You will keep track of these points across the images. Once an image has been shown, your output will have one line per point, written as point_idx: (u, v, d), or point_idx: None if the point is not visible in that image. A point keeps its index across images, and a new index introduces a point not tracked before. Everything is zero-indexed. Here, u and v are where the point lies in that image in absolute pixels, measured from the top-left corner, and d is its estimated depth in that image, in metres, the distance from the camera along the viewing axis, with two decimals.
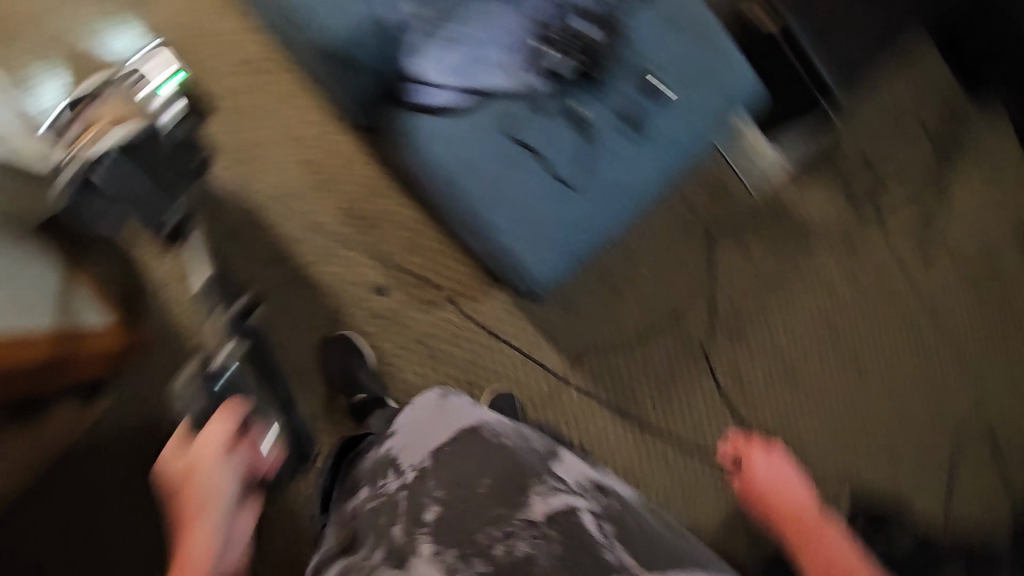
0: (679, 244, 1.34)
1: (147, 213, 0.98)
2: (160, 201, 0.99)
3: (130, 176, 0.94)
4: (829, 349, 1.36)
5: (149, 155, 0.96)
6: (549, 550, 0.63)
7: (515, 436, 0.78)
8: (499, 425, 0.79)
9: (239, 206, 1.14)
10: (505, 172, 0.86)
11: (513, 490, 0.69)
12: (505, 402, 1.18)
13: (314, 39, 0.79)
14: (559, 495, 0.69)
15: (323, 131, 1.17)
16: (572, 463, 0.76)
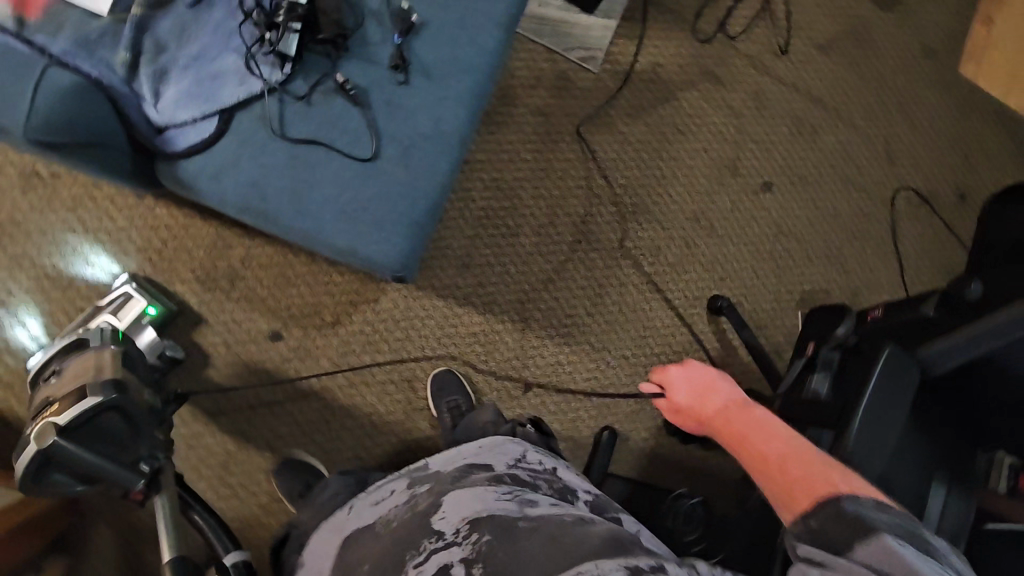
0: (549, 153, 1.29)
1: (104, 468, 0.77)
2: (140, 438, 0.82)
3: (117, 425, 0.81)
4: (727, 179, 1.39)
5: (117, 426, 0.81)
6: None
7: (407, 506, 0.83)
8: (395, 504, 0.85)
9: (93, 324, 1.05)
10: (301, 176, 0.79)
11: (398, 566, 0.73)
12: (450, 377, 1.17)
13: (18, 138, 0.67)
14: (435, 554, 0.72)
15: (140, 210, 1.08)
16: (451, 504, 0.78)
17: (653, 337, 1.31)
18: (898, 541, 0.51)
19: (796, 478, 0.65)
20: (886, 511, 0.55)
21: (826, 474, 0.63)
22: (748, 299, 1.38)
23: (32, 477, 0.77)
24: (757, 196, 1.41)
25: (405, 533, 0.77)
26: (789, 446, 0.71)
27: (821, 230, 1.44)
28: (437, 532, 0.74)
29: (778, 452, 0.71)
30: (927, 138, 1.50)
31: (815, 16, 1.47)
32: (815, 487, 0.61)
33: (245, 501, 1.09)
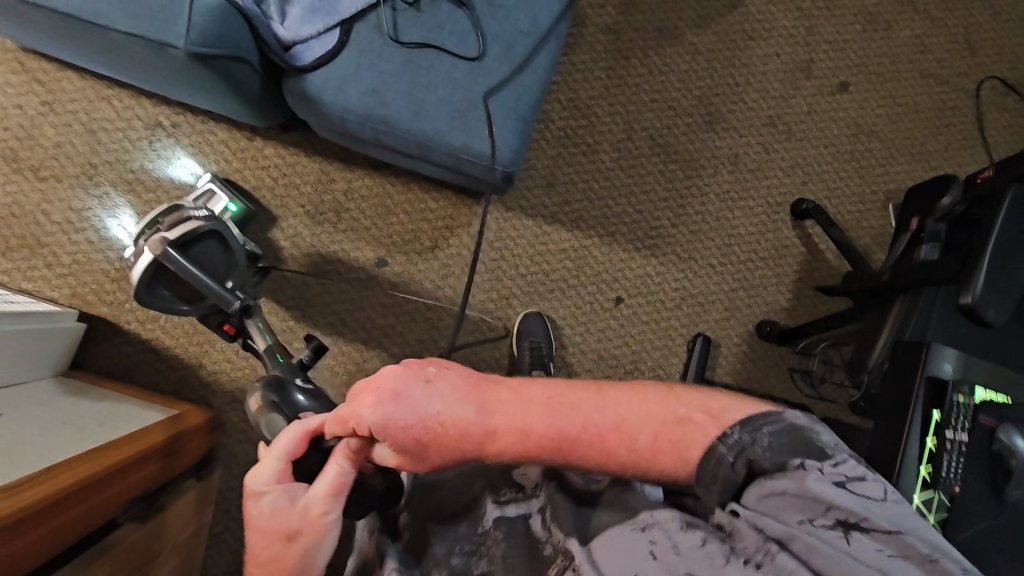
0: (621, 69, 1.31)
1: (206, 289, 0.85)
2: (234, 269, 0.91)
3: (216, 256, 0.90)
4: (803, 82, 1.37)
5: (214, 253, 0.89)
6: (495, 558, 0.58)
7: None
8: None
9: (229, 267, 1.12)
10: (417, 77, 0.85)
11: (472, 502, 0.66)
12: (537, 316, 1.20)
13: (178, 50, 0.73)
14: (513, 504, 0.64)
15: (252, 152, 1.16)
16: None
17: (740, 244, 1.31)
18: (803, 464, 0.50)
19: (635, 439, 0.56)
20: (754, 428, 0.53)
21: (644, 421, 0.57)
22: (832, 199, 1.35)
23: (146, 286, 0.86)
24: (834, 96, 1.37)
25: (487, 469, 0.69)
26: (534, 415, 0.58)
27: (904, 127, 1.39)
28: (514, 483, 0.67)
29: (564, 429, 0.57)
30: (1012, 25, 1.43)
31: None
32: (678, 442, 0.55)
33: None
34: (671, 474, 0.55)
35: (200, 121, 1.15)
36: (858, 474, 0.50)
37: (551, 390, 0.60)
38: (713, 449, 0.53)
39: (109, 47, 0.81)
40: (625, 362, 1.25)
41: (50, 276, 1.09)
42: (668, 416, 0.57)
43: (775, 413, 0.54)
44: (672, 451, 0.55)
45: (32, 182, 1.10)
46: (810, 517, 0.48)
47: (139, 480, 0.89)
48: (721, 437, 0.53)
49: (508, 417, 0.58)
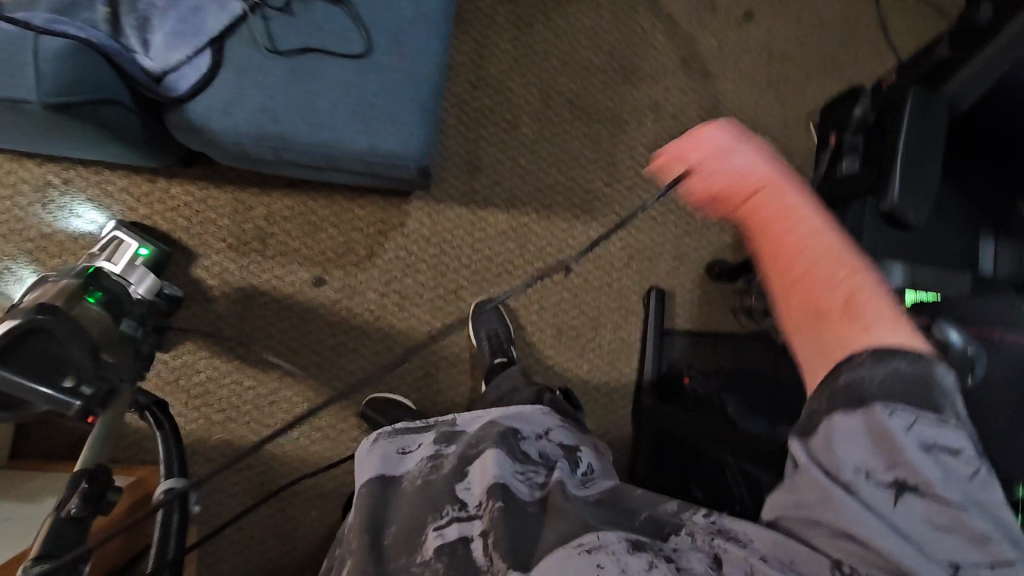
0: (526, 37, 1.28)
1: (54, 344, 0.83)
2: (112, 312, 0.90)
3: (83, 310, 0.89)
4: (708, 18, 1.36)
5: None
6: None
7: (433, 464, 0.70)
8: (420, 460, 0.71)
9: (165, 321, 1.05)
10: (307, 85, 0.81)
11: (414, 529, 0.62)
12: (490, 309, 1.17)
13: (33, 104, 0.69)
14: (455, 525, 0.62)
15: (159, 194, 1.10)
16: (478, 471, 0.66)
17: (675, 191, 1.30)
18: (895, 410, 0.49)
19: (831, 310, 0.56)
20: (885, 361, 0.51)
21: (810, 302, 0.57)
22: (757, 130, 1.36)
23: None
24: (741, 27, 1.37)
25: (430, 492, 0.66)
26: (808, 241, 0.60)
27: (813, 45, 1.40)
28: (454, 505, 0.64)
29: (789, 242, 0.61)
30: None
31: None
32: (832, 308, 0.56)
33: (334, 441, 1.11)
34: (803, 361, 0.58)
35: (94, 172, 1.08)
36: (951, 446, 0.48)
37: (810, 232, 0.61)
38: (847, 355, 0.53)
39: None
40: (586, 330, 1.24)
41: None
42: (846, 287, 0.57)
43: (922, 361, 0.50)
44: (828, 335, 0.55)
45: None
46: (869, 470, 0.48)
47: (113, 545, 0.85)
48: (849, 367, 0.52)
49: (779, 207, 0.63)
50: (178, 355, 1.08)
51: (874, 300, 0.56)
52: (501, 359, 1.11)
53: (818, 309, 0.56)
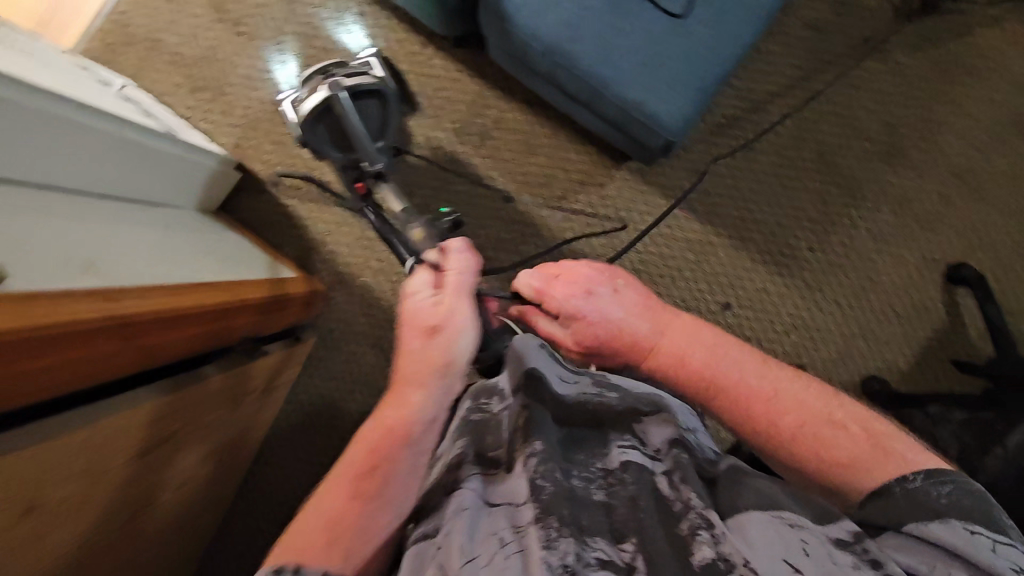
0: (808, 72, 1.22)
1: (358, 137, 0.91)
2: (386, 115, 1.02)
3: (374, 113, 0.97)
4: (1011, 139, 1.21)
5: (371, 110, 0.96)
6: (624, 495, 0.58)
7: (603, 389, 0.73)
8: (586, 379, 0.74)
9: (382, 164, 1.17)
10: (614, 22, 0.85)
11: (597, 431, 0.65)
12: None
13: None
14: (640, 449, 0.63)
15: (422, 59, 1.20)
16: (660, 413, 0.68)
17: (878, 290, 1.20)
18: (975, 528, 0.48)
19: (788, 428, 0.60)
20: (944, 485, 0.51)
21: (818, 444, 0.58)
22: (1003, 275, 1.19)
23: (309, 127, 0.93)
24: None
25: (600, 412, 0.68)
26: (740, 372, 0.63)
27: None
28: (639, 428, 0.66)
29: (735, 392, 0.63)
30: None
31: None
32: (848, 455, 0.57)
33: None
34: (849, 483, 0.57)
35: (385, 18, 1.20)
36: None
37: (726, 354, 0.65)
38: (881, 486, 0.54)
39: None
40: None
41: (222, 123, 1.19)
42: (824, 413, 0.60)
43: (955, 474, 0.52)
44: (850, 468, 0.57)
45: (231, 35, 1.20)
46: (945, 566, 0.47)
47: (247, 324, 0.90)
48: (902, 481, 0.53)
49: (688, 346, 0.66)
50: None
51: (845, 425, 0.59)
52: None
53: (835, 467, 0.57)
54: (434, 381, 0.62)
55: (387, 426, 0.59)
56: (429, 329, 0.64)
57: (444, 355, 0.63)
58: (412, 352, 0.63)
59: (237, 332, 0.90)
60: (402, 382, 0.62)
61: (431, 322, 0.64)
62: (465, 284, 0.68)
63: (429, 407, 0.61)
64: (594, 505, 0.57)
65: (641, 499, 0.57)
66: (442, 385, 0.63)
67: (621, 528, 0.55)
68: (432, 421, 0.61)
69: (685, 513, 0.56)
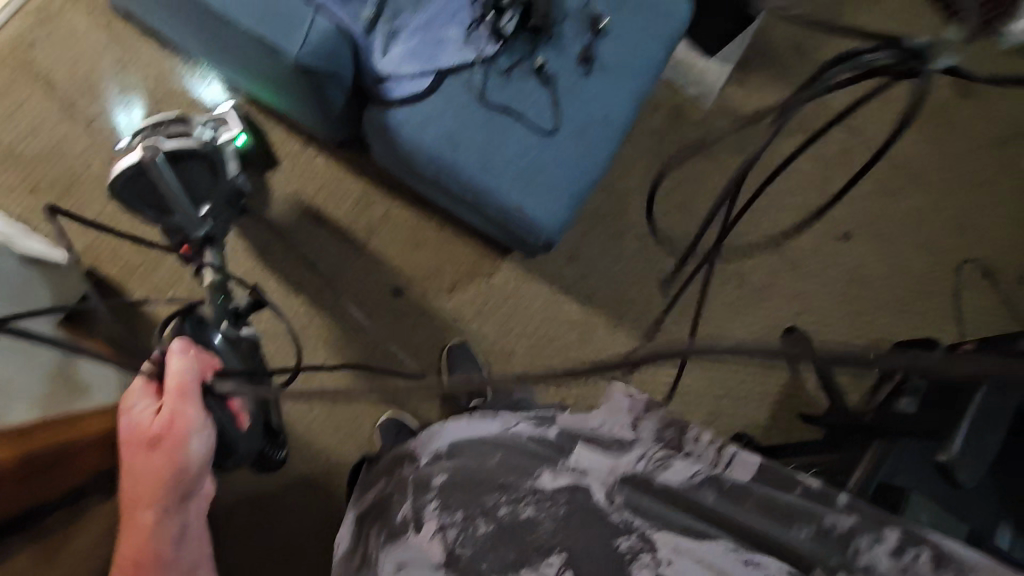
0: (655, 171, 1.41)
1: (175, 201, 0.81)
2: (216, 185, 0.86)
3: (200, 175, 0.85)
4: (813, 223, 1.47)
5: (200, 174, 0.84)
6: (555, 515, 0.64)
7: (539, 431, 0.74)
8: (517, 423, 0.76)
9: (266, 265, 1.16)
10: (492, 137, 0.92)
11: (530, 464, 0.68)
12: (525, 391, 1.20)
13: (288, 58, 0.79)
14: (571, 478, 0.66)
15: (304, 159, 1.21)
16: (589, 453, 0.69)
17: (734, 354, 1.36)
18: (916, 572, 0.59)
19: None
20: None
21: None
22: (823, 335, 1.42)
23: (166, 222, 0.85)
24: (837, 243, 1.47)
25: (528, 450, 0.70)
26: None
27: (898, 285, 1.47)
28: (571, 462, 0.68)
29: None
30: (1019, 209, 1.53)
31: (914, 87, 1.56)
32: None
33: (344, 436, 1.14)
34: None
35: (262, 118, 1.20)
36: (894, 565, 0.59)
37: None
38: None
39: (221, 34, 0.84)
40: None
41: (71, 227, 1.09)
42: None
43: None
44: None
45: (83, 133, 1.12)
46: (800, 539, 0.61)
47: (64, 476, 0.78)
48: None
49: None
50: None
51: None
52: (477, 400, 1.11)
53: None
54: (167, 497, 0.66)
55: (135, 528, 0.65)
56: (151, 438, 0.66)
57: (172, 458, 0.66)
58: (136, 462, 0.66)
59: (70, 483, 0.80)
60: (134, 501, 0.66)
61: (151, 431, 0.66)
62: (186, 387, 0.67)
63: (175, 523, 0.66)
64: (521, 527, 0.63)
65: (569, 522, 0.63)
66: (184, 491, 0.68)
67: (548, 542, 0.62)
68: (179, 531, 0.67)
69: (617, 526, 0.63)
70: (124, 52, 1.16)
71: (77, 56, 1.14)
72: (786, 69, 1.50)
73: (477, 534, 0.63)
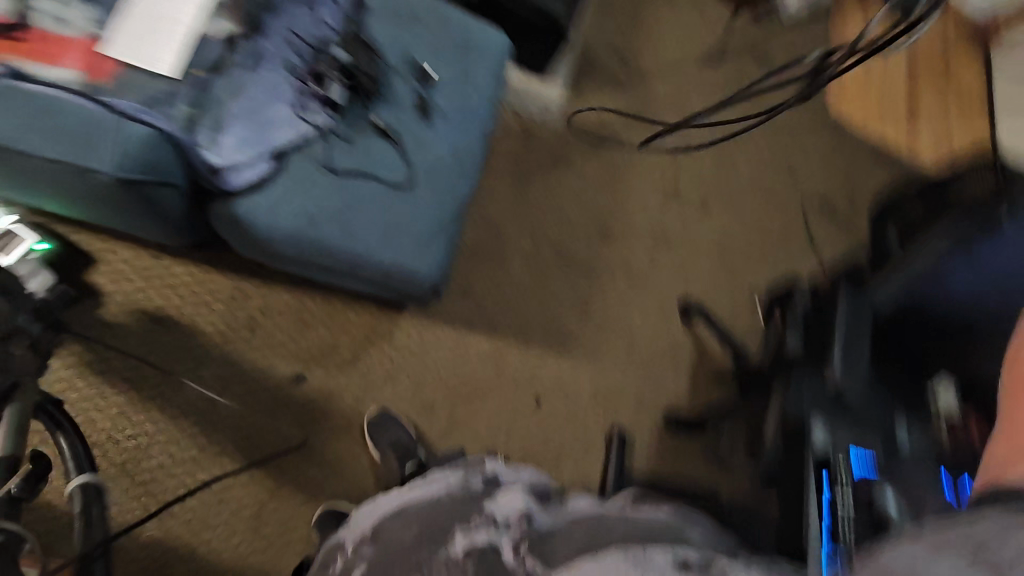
0: (520, 191, 1.47)
1: None
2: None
3: None
4: (674, 202, 1.59)
5: None
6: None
7: (460, 489, 0.68)
8: (440, 482, 0.70)
9: (140, 394, 1.07)
10: (348, 202, 0.91)
11: (440, 526, 0.63)
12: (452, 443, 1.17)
13: (104, 174, 0.77)
14: (486, 532, 0.61)
15: (159, 271, 1.13)
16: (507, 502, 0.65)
17: (642, 343, 1.43)
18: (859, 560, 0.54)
19: None
20: None
21: None
22: (712, 300, 1.53)
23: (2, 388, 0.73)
24: (699, 215, 1.60)
25: (440, 512, 0.65)
26: None
27: (760, 236, 1.62)
28: (486, 512, 0.64)
29: None
30: (835, 146, 1.74)
31: (722, 64, 1.75)
32: None
33: (277, 550, 1.06)
34: None
35: (99, 241, 1.11)
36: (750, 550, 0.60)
37: None
38: None
39: (16, 164, 0.79)
40: (549, 462, 1.27)
41: None
42: None
43: None
44: None
45: None
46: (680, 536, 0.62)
47: None
48: None
49: None
50: (132, 436, 1.05)
51: None
52: (410, 463, 1.07)
53: None
54: None
55: None
56: None
57: None
58: None
59: None
60: None
61: None
62: None
63: None
64: None
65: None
66: None
67: None
68: None
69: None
70: None
71: None
72: (611, 75, 1.63)
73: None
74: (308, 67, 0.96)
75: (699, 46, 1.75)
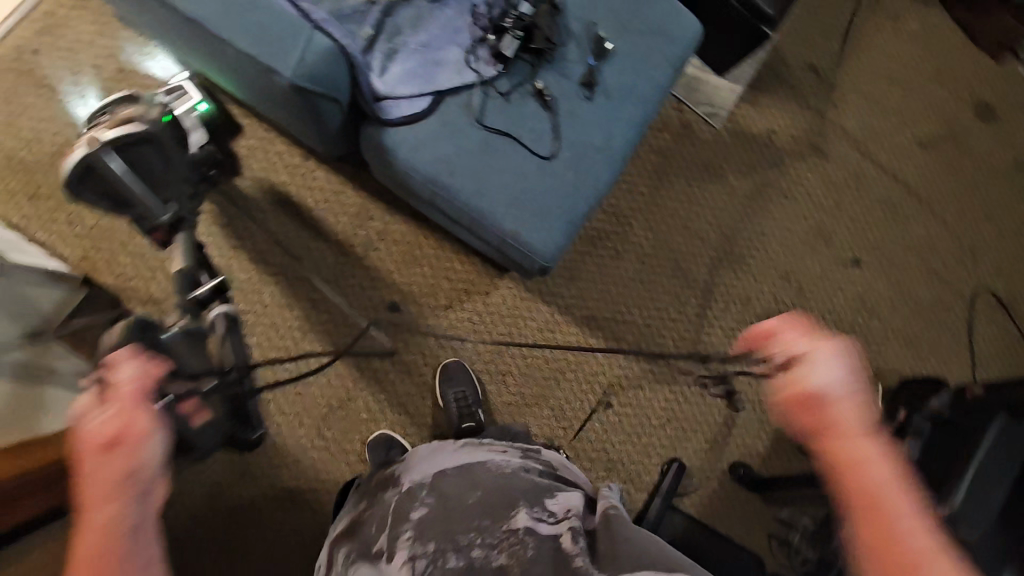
0: (657, 190, 1.38)
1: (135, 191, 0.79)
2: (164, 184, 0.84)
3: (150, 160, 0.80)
4: (821, 248, 1.43)
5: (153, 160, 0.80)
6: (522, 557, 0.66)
7: (521, 466, 0.79)
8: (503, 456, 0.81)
9: (260, 277, 1.17)
10: (487, 160, 0.90)
11: (509, 501, 0.72)
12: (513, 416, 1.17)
13: (283, 77, 0.78)
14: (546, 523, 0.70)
15: (304, 172, 1.21)
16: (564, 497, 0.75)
17: (736, 385, 1.33)
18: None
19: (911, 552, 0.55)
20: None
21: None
22: None
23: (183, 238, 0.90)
24: (847, 271, 1.42)
25: (511, 486, 0.74)
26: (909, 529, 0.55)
27: (910, 314, 1.41)
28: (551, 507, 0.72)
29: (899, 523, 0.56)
30: None
31: (933, 111, 1.51)
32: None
33: (331, 454, 1.14)
34: None
35: (263, 131, 1.21)
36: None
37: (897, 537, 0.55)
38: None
39: (206, 45, 0.82)
40: (599, 468, 1.25)
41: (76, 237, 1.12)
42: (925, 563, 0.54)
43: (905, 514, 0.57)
44: None
45: None
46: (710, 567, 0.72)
47: None
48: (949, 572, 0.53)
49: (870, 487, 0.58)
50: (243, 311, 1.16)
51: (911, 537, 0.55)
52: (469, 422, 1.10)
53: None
54: (126, 497, 0.52)
55: (89, 527, 0.50)
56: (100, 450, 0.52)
57: (125, 467, 0.52)
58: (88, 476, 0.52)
59: None
60: (87, 499, 0.51)
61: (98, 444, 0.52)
62: (138, 397, 0.56)
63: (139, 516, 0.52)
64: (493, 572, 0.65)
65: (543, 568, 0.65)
66: (140, 496, 0.53)
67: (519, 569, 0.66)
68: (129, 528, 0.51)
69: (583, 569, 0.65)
70: (124, 66, 1.19)
71: (86, 71, 1.18)
72: (798, 92, 1.46)
73: (446, 567, 0.66)
74: (490, 14, 0.95)
75: (912, 83, 1.51)
